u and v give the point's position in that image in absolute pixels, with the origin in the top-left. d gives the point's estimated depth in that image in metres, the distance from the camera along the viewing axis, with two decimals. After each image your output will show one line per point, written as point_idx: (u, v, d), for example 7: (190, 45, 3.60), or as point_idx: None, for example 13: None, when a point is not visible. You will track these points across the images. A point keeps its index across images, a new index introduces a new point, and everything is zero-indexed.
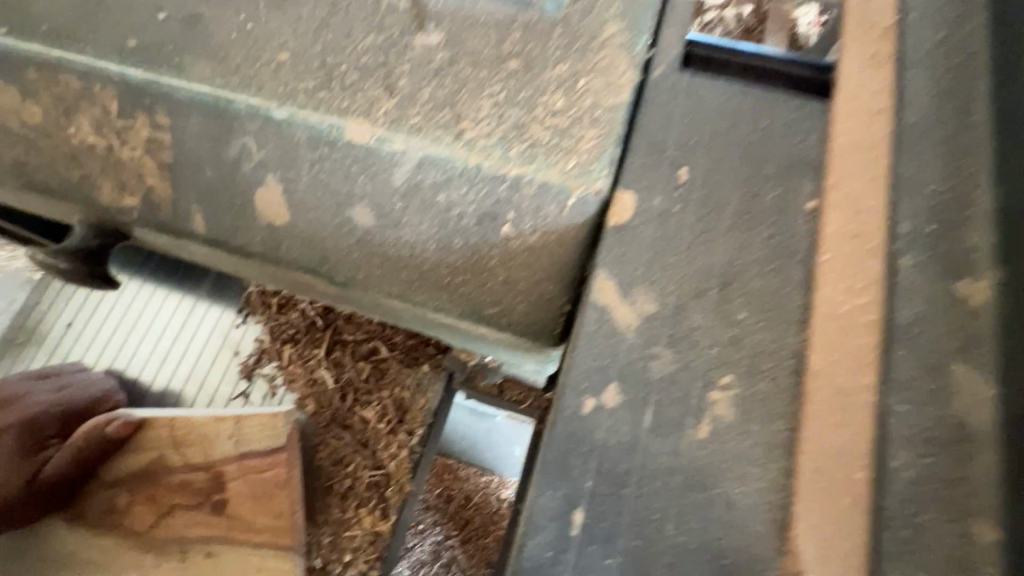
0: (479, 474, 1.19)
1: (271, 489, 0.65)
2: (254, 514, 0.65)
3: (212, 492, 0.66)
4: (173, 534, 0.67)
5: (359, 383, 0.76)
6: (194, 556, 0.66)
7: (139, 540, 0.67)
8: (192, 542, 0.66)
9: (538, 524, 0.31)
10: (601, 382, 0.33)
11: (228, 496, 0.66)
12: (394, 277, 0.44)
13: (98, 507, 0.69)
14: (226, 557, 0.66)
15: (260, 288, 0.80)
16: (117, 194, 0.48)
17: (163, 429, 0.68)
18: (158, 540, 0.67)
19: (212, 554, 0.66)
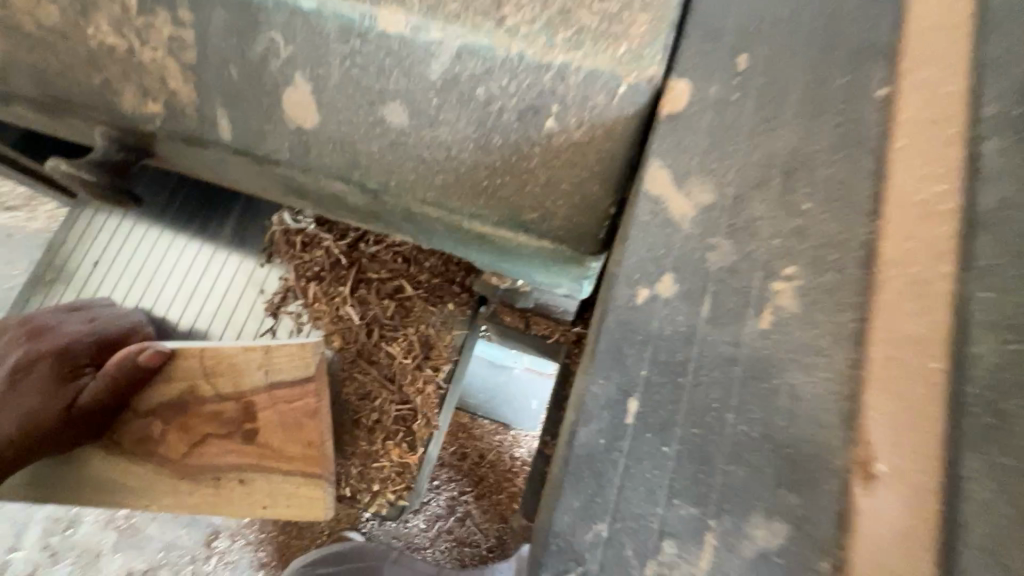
0: (493, 432, 1.19)
1: (303, 418, 0.66)
2: (285, 443, 0.67)
3: (243, 422, 0.68)
4: (207, 461, 0.69)
5: (385, 320, 0.75)
6: (228, 482, 0.69)
7: (174, 467, 0.70)
8: (226, 469, 0.69)
9: (591, 412, 0.30)
10: (655, 273, 0.32)
11: (258, 426, 0.67)
12: (429, 182, 0.42)
13: (132, 435, 0.71)
14: (259, 483, 0.68)
15: (283, 226, 0.79)
16: (140, 101, 0.47)
17: (192, 360, 0.68)
18: (192, 467, 0.70)
19: (246, 480, 0.68)
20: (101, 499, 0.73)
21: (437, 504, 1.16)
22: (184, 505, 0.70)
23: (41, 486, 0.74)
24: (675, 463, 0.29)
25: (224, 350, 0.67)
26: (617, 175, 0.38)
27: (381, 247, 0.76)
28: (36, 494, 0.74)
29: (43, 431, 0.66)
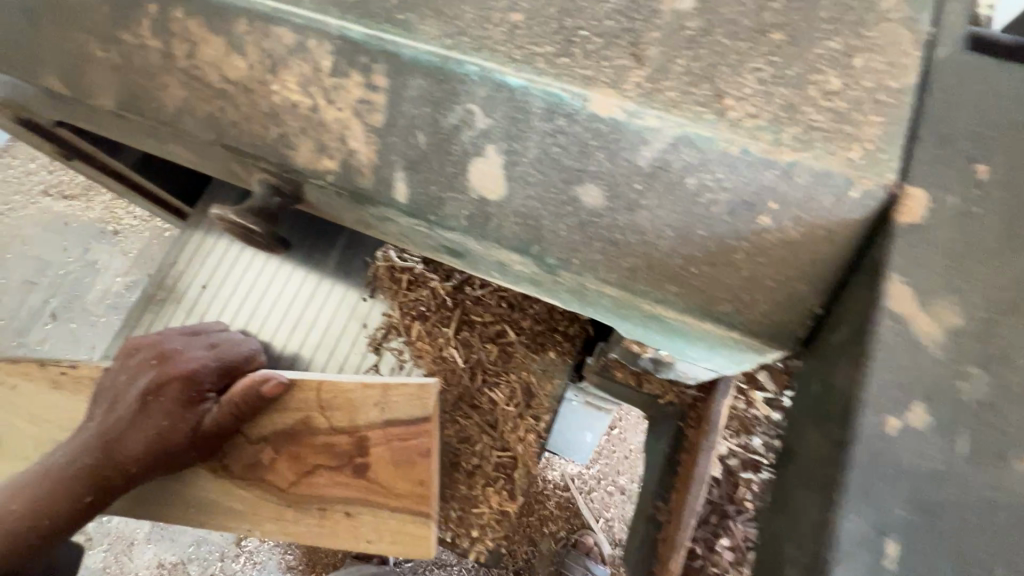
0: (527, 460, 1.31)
1: (418, 456, 0.67)
2: (396, 480, 0.68)
3: (355, 457, 0.69)
4: (315, 491, 0.71)
5: (488, 365, 0.77)
6: (333, 513, 0.71)
7: (281, 495, 0.72)
8: (334, 501, 0.70)
9: (844, 551, 0.29)
10: (904, 400, 0.30)
11: (371, 462, 0.69)
12: (617, 264, 0.41)
13: (240, 461, 0.73)
14: (364, 518, 0.70)
15: (388, 262, 0.82)
16: (315, 156, 0.46)
17: (309, 391, 0.70)
18: (300, 495, 0.72)
19: (352, 513, 0.70)
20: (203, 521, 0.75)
21: None
22: (288, 531, 0.73)
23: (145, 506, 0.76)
24: None
25: (342, 385, 0.69)
26: (829, 277, 0.37)
27: (485, 291, 0.78)
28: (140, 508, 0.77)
29: (166, 452, 0.66)
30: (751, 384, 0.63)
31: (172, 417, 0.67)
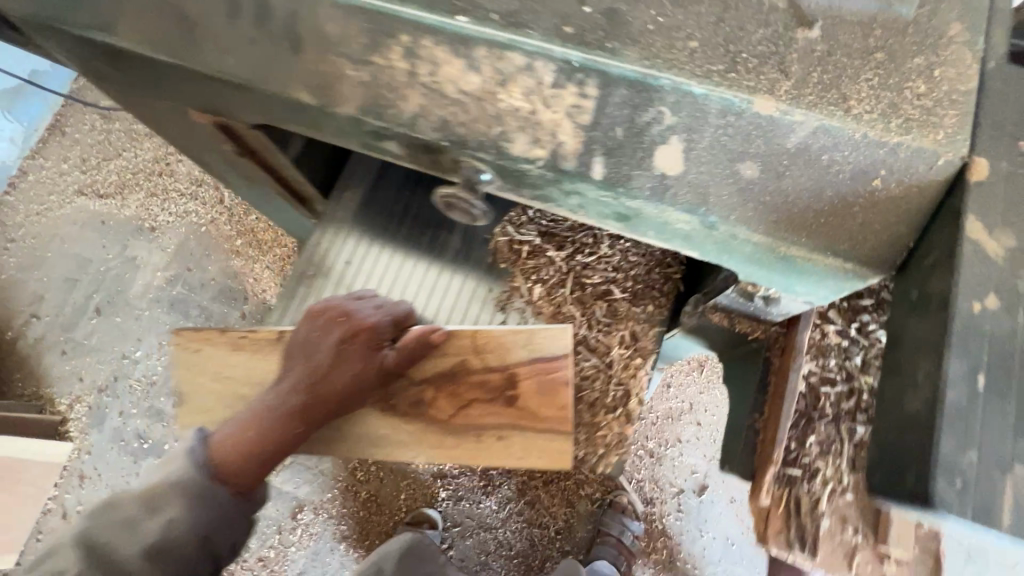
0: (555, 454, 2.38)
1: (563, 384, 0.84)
2: (541, 405, 0.85)
3: (506, 390, 0.86)
4: (472, 421, 0.87)
5: (600, 317, 0.94)
6: (486, 437, 0.87)
7: (441, 427, 0.88)
8: (489, 427, 0.87)
9: (952, 381, 0.46)
10: (983, 292, 0.48)
11: (519, 392, 0.86)
12: (764, 219, 0.58)
13: (403, 402, 0.89)
14: (514, 439, 0.86)
15: (508, 237, 1.00)
16: (530, 146, 0.62)
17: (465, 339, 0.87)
18: (458, 427, 0.88)
19: (504, 436, 0.86)
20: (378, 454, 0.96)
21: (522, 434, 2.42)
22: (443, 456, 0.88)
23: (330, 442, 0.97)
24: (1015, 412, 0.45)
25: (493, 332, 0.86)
26: (915, 221, 0.55)
27: (593, 258, 0.95)
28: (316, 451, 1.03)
29: (357, 389, 0.84)
30: (823, 320, 0.80)
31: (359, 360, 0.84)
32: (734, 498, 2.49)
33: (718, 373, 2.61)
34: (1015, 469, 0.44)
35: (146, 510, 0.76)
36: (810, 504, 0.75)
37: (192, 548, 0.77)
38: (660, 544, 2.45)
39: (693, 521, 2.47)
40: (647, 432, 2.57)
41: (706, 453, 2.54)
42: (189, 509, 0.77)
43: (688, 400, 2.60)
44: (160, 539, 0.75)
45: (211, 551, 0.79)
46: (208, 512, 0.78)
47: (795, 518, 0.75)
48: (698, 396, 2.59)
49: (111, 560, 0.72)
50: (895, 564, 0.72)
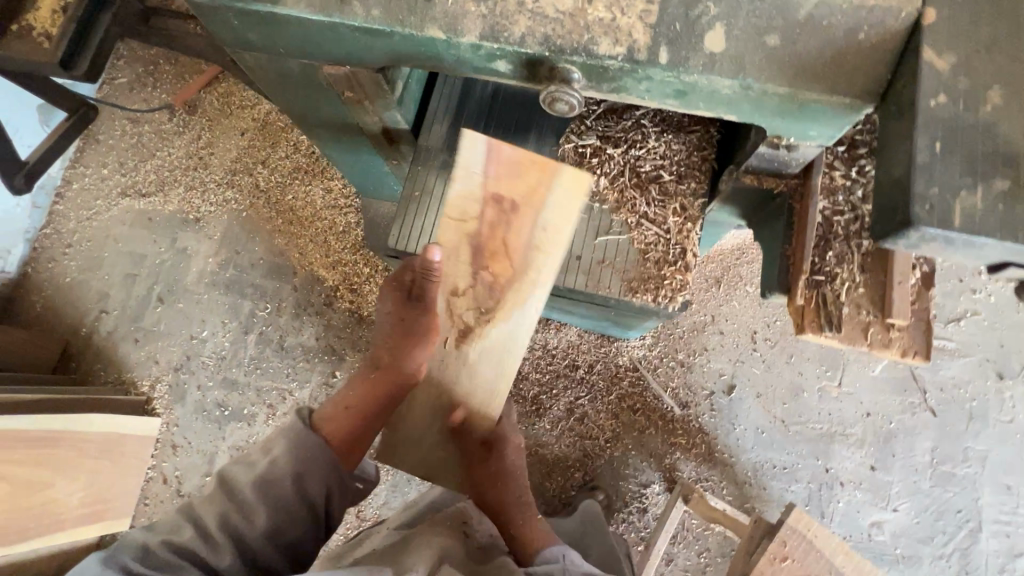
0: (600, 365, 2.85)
1: (514, 163, 1.09)
2: (526, 182, 1.09)
3: (506, 213, 1.12)
4: (510, 240, 1.14)
5: (654, 194, 1.19)
6: (539, 246, 1.14)
7: (514, 278, 1.16)
8: (524, 228, 1.13)
9: (918, 150, 0.71)
10: (936, 92, 0.72)
11: (507, 192, 1.11)
12: (787, 75, 0.81)
13: (482, 294, 1.20)
14: (548, 229, 1.12)
15: (572, 144, 1.23)
16: (612, 46, 0.86)
17: (451, 228, 1.16)
18: (523, 262, 1.16)
19: (544, 222, 1.11)
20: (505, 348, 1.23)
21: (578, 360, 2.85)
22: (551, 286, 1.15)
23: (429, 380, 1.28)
24: (959, 163, 0.70)
25: (454, 203, 1.13)
26: (890, 60, 0.79)
27: (644, 151, 1.20)
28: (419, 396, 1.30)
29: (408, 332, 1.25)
30: (833, 166, 1.05)
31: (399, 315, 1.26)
32: (760, 393, 2.80)
33: (734, 286, 2.89)
34: (961, 194, 0.69)
35: (262, 452, 1.07)
36: (834, 297, 1.02)
37: (290, 487, 1.04)
38: (699, 440, 2.76)
39: (726, 416, 2.78)
40: (676, 345, 2.86)
41: (731, 357, 2.84)
42: (292, 446, 1.07)
43: (710, 313, 2.89)
44: (269, 475, 1.03)
45: (305, 490, 1.05)
46: (309, 453, 1.08)
47: (824, 308, 1.02)
48: (718, 309, 2.88)
49: (236, 487, 1.03)
50: (898, 331, 1.00)
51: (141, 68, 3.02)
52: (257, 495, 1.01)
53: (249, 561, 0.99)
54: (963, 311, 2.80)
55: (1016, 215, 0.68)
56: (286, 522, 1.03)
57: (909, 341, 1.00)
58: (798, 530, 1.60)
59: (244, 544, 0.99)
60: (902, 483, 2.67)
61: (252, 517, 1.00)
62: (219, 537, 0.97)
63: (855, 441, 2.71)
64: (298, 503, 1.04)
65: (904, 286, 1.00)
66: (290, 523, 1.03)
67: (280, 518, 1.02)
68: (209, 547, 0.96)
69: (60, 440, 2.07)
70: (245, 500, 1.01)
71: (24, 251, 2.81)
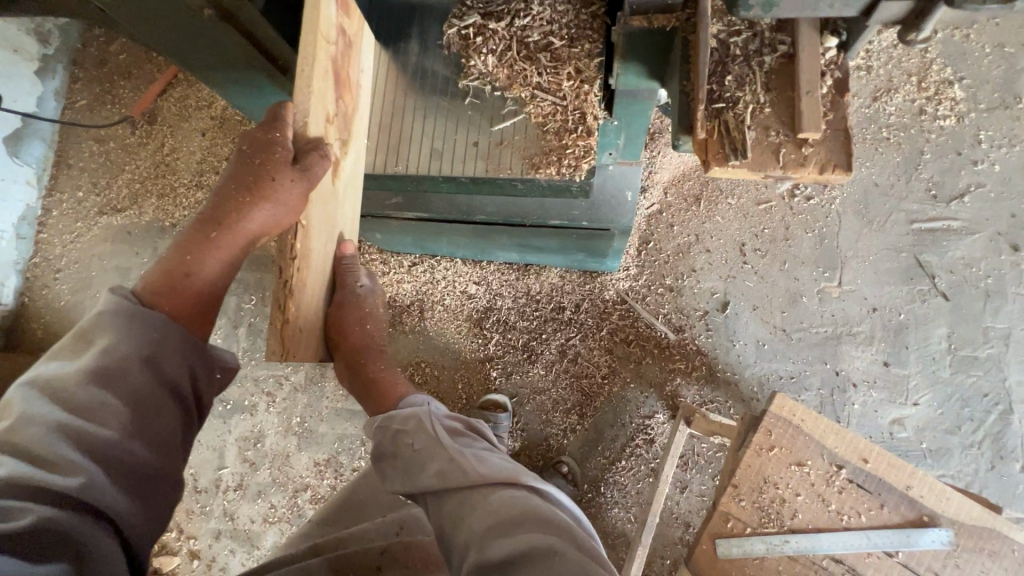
0: (585, 299, 2.77)
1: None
2: (350, 12, 1.01)
3: (344, 45, 1.00)
4: (350, 70, 1.04)
5: (546, 63, 1.10)
6: (358, 82, 1.09)
7: (354, 112, 1.08)
8: (355, 58, 1.06)
9: None
10: None
11: (346, 27, 1.00)
12: None
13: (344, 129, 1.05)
14: (361, 61, 1.08)
15: (456, 28, 1.15)
16: None
17: (323, 61, 0.91)
18: (356, 98, 1.09)
19: (359, 51, 1.07)
20: (348, 197, 1.14)
21: (563, 297, 2.77)
22: (388, 150, 1.17)
23: (303, 249, 0.97)
24: None
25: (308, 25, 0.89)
26: None
27: (529, 18, 1.10)
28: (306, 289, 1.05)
29: (253, 196, 0.95)
30: None
31: (253, 160, 0.93)
32: (757, 305, 2.67)
33: (715, 201, 2.76)
34: None
35: (83, 346, 0.88)
36: (737, 123, 0.91)
37: (141, 373, 0.88)
38: (699, 363, 2.66)
39: (724, 334, 2.66)
40: (663, 271, 2.74)
41: (721, 274, 2.71)
42: (126, 331, 0.90)
43: (694, 232, 2.75)
44: (104, 369, 0.86)
45: (160, 375, 0.91)
46: (150, 333, 0.91)
47: (727, 137, 0.91)
48: (701, 227, 2.74)
49: (63, 390, 0.83)
50: (813, 145, 0.89)
51: (101, 84, 2.93)
52: (98, 392, 0.84)
53: (114, 473, 0.82)
54: (966, 186, 2.61)
55: None
56: (147, 413, 0.88)
57: (827, 156, 0.89)
58: (783, 417, 1.50)
59: (98, 455, 0.81)
60: (920, 374, 2.51)
61: (98, 417, 0.83)
62: (58, 448, 0.78)
63: (865, 339, 2.56)
64: (155, 393, 0.89)
65: (813, 96, 0.89)
66: (153, 416, 0.88)
67: (135, 416, 0.86)
68: (44, 466, 0.77)
69: None
70: (79, 403, 0.83)
71: (17, 282, 2.80)
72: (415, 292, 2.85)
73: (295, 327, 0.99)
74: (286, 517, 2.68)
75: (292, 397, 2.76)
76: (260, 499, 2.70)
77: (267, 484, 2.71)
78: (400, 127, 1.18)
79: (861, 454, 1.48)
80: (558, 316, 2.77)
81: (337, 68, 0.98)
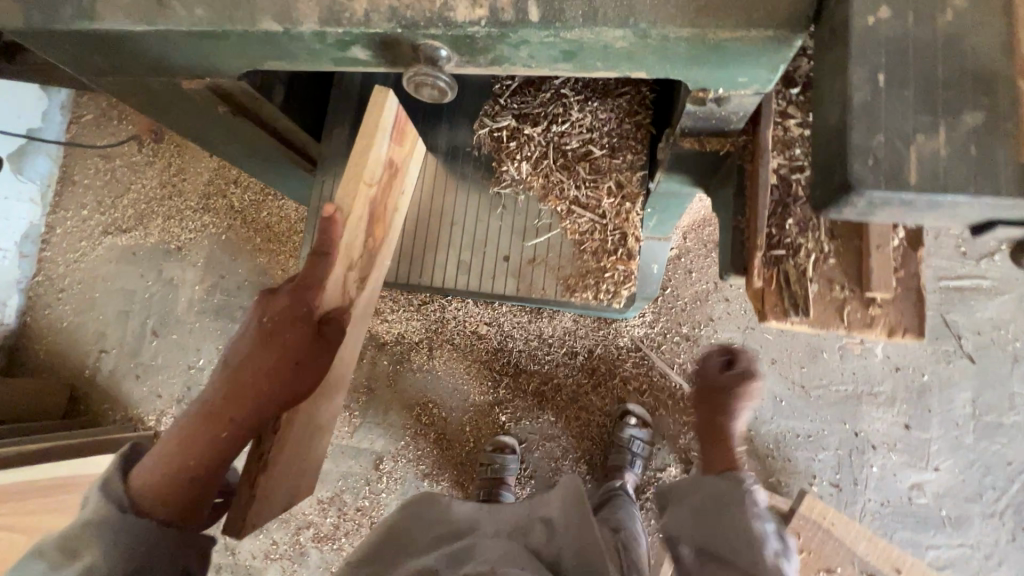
0: (598, 345, 2.68)
1: (402, 126, 0.94)
2: (405, 142, 0.97)
3: (388, 176, 0.94)
4: (388, 203, 0.98)
5: (585, 176, 1.02)
6: (396, 205, 1.02)
7: (382, 244, 1.00)
8: (399, 187, 1.00)
9: (857, 85, 0.53)
10: (875, 7, 0.54)
11: (394, 160, 0.95)
12: (684, 10, 0.65)
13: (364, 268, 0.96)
14: (405, 183, 1.03)
15: (489, 129, 1.07)
16: (470, 10, 0.71)
17: (359, 198, 0.85)
18: (389, 229, 1.02)
19: (404, 181, 1.02)
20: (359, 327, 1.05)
21: (577, 342, 2.69)
22: (415, 257, 1.11)
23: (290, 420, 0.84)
24: (912, 96, 0.52)
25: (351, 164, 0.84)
26: None
27: (567, 125, 1.03)
28: (287, 459, 0.88)
29: (271, 377, 0.75)
30: (785, 116, 0.87)
31: (276, 330, 0.76)
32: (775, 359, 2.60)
33: None
34: (916, 140, 0.51)
35: (65, 556, 0.69)
36: (798, 274, 0.84)
37: None
38: None
39: None
40: (679, 319, 2.66)
41: (740, 324, 2.63)
42: (118, 539, 0.70)
43: (713, 279, 2.67)
44: None
45: None
46: (137, 544, 0.71)
47: (786, 289, 0.84)
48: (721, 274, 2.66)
49: None
50: (881, 305, 0.82)
51: (104, 100, 2.77)
52: None
53: None
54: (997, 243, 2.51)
55: (995, 160, 0.50)
56: None
57: (899, 320, 0.81)
58: (811, 519, 1.43)
59: None
60: (942, 439, 2.44)
61: None
62: None
63: (885, 399, 2.49)
64: None
65: (884, 251, 0.82)
66: None
67: None
68: None
69: (76, 484, 1.68)
70: None
71: (21, 301, 2.68)
72: (424, 329, 2.77)
73: (264, 500, 0.83)
74: (288, 555, 2.65)
75: None
76: (263, 535, 2.67)
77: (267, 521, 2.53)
78: (429, 232, 1.11)
79: (892, 562, 1.43)
80: (571, 361, 2.69)
81: (375, 196, 0.91)
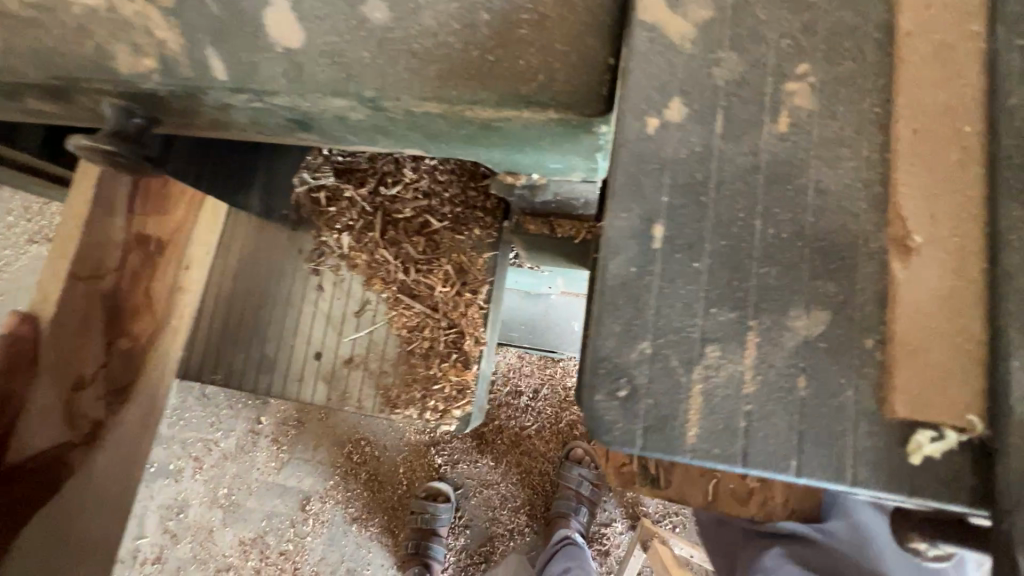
0: None
1: (158, 192, 0.70)
2: (177, 211, 0.73)
3: (148, 257, 0.70)
4: (164, 291, 0.72)
5: (418, 256, 0.79)
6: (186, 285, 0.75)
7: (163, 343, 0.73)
8: (182, 268, 0.74)
9: (617, 244, 0.33)
10: (663, 100, 0.34)
11: (156, 235, 0.71)
12: (423, 75, 0.42)
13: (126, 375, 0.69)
14: (196, 253, 0.76)
15: (305, 186, 0.81)
16: (134, 58, 0.47)
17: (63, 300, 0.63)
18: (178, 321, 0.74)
19: (191, 257, 0.75)
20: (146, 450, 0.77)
21: None
22: (212, 347, 0.85)
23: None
24: (708, 275, 0.32)
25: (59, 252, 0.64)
26: (587, 40, 0.40)
27: (399, 188, 0.79)
28: None
29: None
30: None
31: None
32: None
33: None
34: (706, 354, 0.31)
35: None
36: None
37: None
38: None
39: None
40: None
41: None
42: None
43: None
44: None
45: None
46: None
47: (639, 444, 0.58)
48: None
49: None
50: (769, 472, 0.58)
51: None
52: None
53: None
54: None
55: (835, 413, 0.30)
56: None
57: (782, 496, 0.57)
58: None
59: None
60: None
61: None
62: None
63: None
64: None
65: None
66: None
67: None
68: None
69: None
70: None
71: None
72: None
73: None
74: None
75: (218, 466, 1.35)
76: None
77: (187, 561, 1.34)
78: (235, 314, 0.85)
79: None
80: None
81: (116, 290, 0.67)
